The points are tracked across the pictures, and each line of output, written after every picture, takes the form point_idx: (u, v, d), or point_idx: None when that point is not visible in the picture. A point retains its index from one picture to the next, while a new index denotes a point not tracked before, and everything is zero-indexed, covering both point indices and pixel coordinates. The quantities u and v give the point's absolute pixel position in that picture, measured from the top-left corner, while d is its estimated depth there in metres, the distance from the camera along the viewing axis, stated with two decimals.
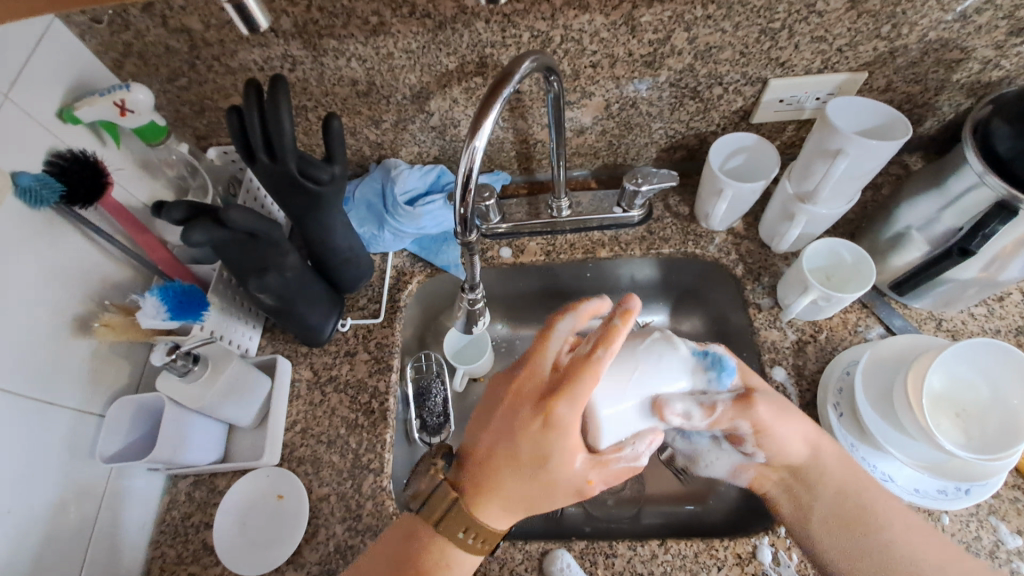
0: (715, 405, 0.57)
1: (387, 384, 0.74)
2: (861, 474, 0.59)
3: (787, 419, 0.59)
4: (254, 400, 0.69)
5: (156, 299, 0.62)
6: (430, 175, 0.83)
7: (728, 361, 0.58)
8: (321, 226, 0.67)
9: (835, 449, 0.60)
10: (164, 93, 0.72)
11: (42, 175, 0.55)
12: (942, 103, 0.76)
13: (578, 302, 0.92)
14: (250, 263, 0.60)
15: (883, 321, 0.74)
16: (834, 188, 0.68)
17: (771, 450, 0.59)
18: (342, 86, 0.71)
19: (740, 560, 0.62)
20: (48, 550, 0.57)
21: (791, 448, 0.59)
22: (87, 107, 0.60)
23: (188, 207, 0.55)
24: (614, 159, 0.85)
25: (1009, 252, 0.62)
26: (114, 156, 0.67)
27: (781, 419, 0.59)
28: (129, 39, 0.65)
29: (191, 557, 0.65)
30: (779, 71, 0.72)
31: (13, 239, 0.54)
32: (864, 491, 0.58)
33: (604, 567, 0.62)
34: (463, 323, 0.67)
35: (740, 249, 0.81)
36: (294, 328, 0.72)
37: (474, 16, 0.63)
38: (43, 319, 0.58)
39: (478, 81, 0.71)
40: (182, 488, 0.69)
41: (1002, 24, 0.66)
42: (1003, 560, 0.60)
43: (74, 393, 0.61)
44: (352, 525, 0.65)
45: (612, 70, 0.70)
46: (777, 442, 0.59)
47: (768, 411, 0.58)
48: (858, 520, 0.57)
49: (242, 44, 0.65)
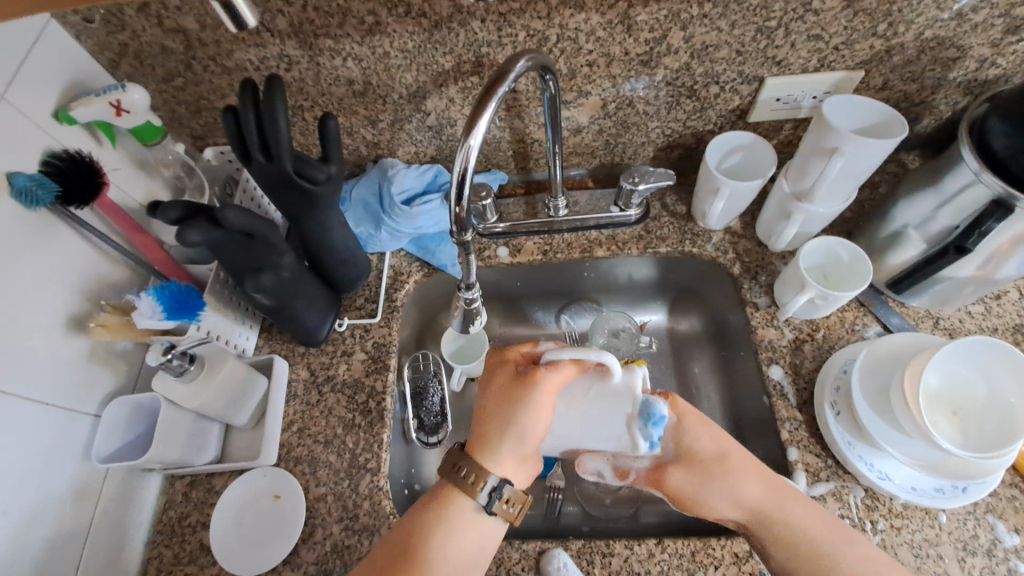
0: (629, 470, 0.59)
1: (384, 383, 0.74)
2: (820, 514, 0.57)
3: (713, 489, 0.57)
4: (250, 399, 0.69)
5: (152, 299, 0.61)
6: (427, 174, 0.83)
7: (659, 413, 0.54)
8: (318, 225, 0.67)
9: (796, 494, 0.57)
10: (160, 93, 0.72)
11: (38, 176, 0.55)
12: (939, 101, 0.76)
13: (575, 302, 0.92)
14: (246, 262, 0.60)
15: (880, 319, 0.73)
16: (830, 187, 0.68)
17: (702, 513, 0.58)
18: (338, 86, 0.71)
19: (737, 559, 0.61)
20: (46, 551, 0.57)
21: (740, 493, 0.56)
22: (83, 107, 0.60)
23: (184, 206, 0.55)
24: (611, 158, 0.85)
25: (1005, 250, 0.61)
26: (110, 156, 0.67)
27: (741, 486, 0.56)
28: (125, 39, 0.65)
29: (188, 557, 0.65)
30: (775, 70, 0.71)
31: (8, 239, 0.54)
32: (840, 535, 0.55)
33: (601, 566, 0.62)
34: (460, 322, 0.67)
35: (737, 248, 0.81)
36: (291, 328, 0.72)
37: (470, 15, 0.63)
38: (39, 319, 0.57)
39: (475, 80, 0.71)
40: (179, 489, 0.69)
41: (999, 22, 0.66)
42: (1000, 558, 0.60)
43: (70, 393, 0.61)
44: (350, 525, 0.65)
45: (608, 69, 0.70)
46: (705, 506, 0.57)
47: (687, 482, 0.57)
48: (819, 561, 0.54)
49: (238, 43, 0.65)
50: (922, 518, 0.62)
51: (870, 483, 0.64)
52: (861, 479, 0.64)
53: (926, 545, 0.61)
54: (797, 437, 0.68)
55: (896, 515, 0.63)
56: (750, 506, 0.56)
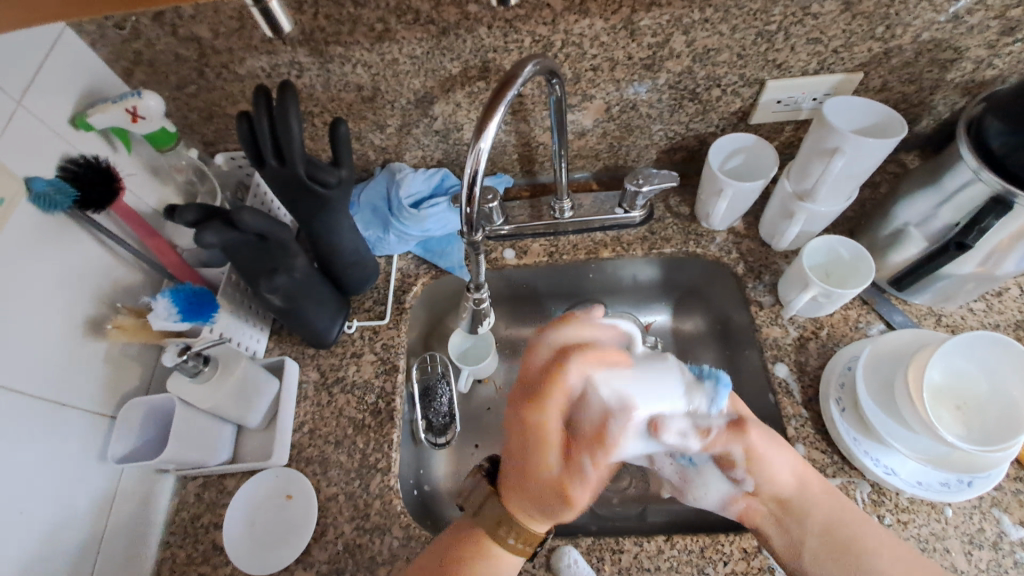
0: (709, 429, 0.63)
1: (393, 384, 0.75)
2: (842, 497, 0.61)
3: (766, 467, 0.62)
4: (262, 401, 0.70)
5: (167, 301, 0.62)
6: (433, 179, 0.84)
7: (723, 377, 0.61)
8: (328, 228, 0.68)
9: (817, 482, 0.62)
10: (173, 100, 0.74)
11: (56, 180, 0.56)
12: (937, 102, 0.78)
13: (580, 303, 0.94)
14: (261, 264, 0.62)
15: (883, 317, 0.74)
16: (832, 187, 0.69)
17: (759, 472, 0.62)
18: (347, 92, 0.72)
19: (746, 555, 0.62)
20: (64, 550, 0.58)
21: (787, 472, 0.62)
22: (99, 114, 0.61)
23: (200, 208, 0.55)
24: (615, 161, 0.87)
25: (1005, 246, 0.63)
26: (125, 162, 0.69)
27: (739, 407, 0.66)
28: (140, 47, 0.66)
29: (201, 557, 0.65)
30: (776, 73, 0.73)
31: (28, 244, 0.56)
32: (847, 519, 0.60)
33: (611, 563, 0.63)
34: (469, 323, 0.68)
35: (740, 247, 0.82)
36: (302, 331, 0.73)
37: (476, 22, 0.64)
38: (57, 320, 0.59)
39: (481, 85, 0.72)
40: (191, 489, 0.70)
41: (995, 24, 0.67)
42: (1006, 551, 0.61)
43: (88, 395, 0.62)
44: (361, 524, 0.66)
45: (612, 73, 0.71)
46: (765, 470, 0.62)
47: (761, 437, 0.62)
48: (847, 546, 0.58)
49: (250, 51, 0.67)
50: (929, 512, 0.63)
51: (876, 478, 0.64)
52: (868, 474, 0.65)
53: (932, 539, 0.61)
54: (803, 433, 0.68)
55: (902, 510, 0.63)
56: (792, 487, 0.61)
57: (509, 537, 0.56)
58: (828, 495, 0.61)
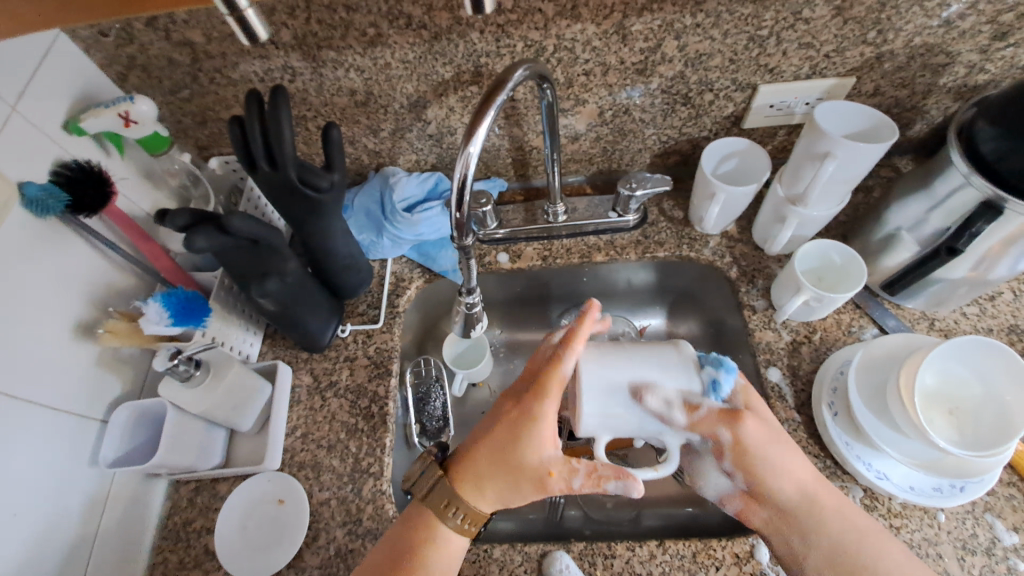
0: (699, 408, 0.54)
1: (386, 388, 0.75)
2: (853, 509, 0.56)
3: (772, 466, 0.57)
4: (254, 405, 0.70)
5: (159, 305, 0.62)
6: (427, 182, 0.84)
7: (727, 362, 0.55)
8: (320, 232, 0.68)
9: (833, 495, 0.57)
10: (167, 105, 0.74)
11: (48, 185, 0.56)
12: (930, 106, 0.78)
13: (575, 306, 0.94)
14: (252, 268, 0.61)
15: (877, 321, 0.74)
16: (823, 191, 0.69)
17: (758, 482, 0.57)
18: (340, 96, 0.72)
19: (738, 560, 0.62)
20: (54, 556, 0.57)
21: (793, 473, 0.57)
22: (93, 118, 0.62)
23: (191, 213, 0.55)
24: (609, 165, 0.87)
25: (996, 251, 0.62)
26: (119, 166, 0.69)
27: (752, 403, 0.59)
28: (133, 52, 0.66)
29: (193, 562, 0.65)
30: (768, 77, 0.73)
31: (18, 248, 0.56)
32: (858, 530, 0.55)
33: (603, 568, 0.63)
34: (461, 327, 0.68)
35: (734, 252, 0.82)
36: (294, 335, 0.73)
37: (469, 27, 0.64)
38: (49, 325, 0.59)
39: (473, 90, 0.72)
40: (183, 494, 0.69)
41: (986, 29, 0.67)
42: (999, 557, 0.60)
43: (79, 399, 0.62)
44: (353, 529, 0.66)
45: (604, 77, 0.72)
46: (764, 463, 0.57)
47: (756, 433, 0.57)
48: (846, 560, 0.53)
49: (243, 55, 0.67)
50: (921, 517, 0.63)
51: (868, 483, 0.64)
52: (860, 479, 0.64)
53: (925, 544, 0.61)
54: (796, 438, 0.68)
55: (895, 515, 0.63)
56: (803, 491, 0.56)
57: (455, 515, 0.55)
58: (834, 507, 0.56)
